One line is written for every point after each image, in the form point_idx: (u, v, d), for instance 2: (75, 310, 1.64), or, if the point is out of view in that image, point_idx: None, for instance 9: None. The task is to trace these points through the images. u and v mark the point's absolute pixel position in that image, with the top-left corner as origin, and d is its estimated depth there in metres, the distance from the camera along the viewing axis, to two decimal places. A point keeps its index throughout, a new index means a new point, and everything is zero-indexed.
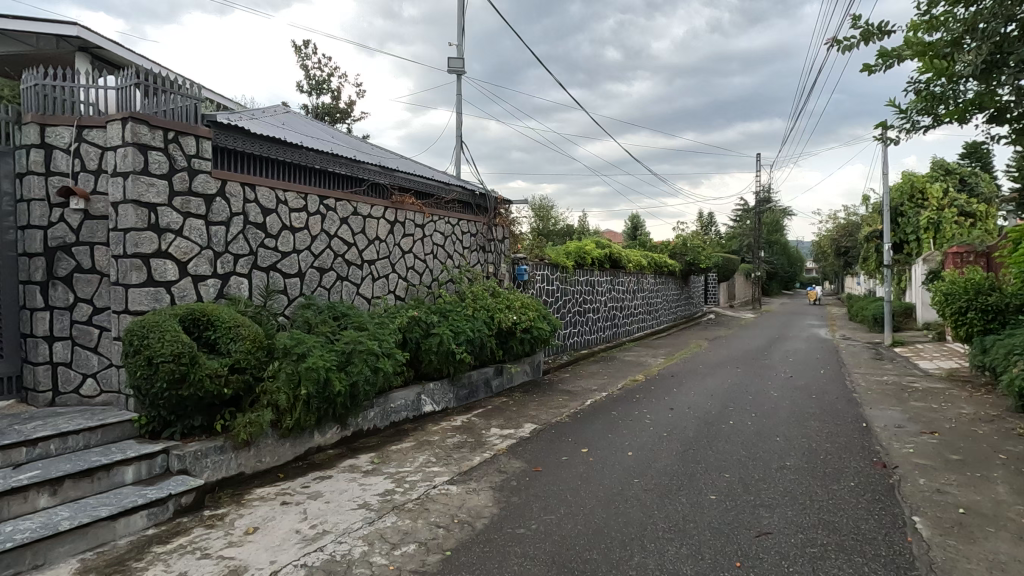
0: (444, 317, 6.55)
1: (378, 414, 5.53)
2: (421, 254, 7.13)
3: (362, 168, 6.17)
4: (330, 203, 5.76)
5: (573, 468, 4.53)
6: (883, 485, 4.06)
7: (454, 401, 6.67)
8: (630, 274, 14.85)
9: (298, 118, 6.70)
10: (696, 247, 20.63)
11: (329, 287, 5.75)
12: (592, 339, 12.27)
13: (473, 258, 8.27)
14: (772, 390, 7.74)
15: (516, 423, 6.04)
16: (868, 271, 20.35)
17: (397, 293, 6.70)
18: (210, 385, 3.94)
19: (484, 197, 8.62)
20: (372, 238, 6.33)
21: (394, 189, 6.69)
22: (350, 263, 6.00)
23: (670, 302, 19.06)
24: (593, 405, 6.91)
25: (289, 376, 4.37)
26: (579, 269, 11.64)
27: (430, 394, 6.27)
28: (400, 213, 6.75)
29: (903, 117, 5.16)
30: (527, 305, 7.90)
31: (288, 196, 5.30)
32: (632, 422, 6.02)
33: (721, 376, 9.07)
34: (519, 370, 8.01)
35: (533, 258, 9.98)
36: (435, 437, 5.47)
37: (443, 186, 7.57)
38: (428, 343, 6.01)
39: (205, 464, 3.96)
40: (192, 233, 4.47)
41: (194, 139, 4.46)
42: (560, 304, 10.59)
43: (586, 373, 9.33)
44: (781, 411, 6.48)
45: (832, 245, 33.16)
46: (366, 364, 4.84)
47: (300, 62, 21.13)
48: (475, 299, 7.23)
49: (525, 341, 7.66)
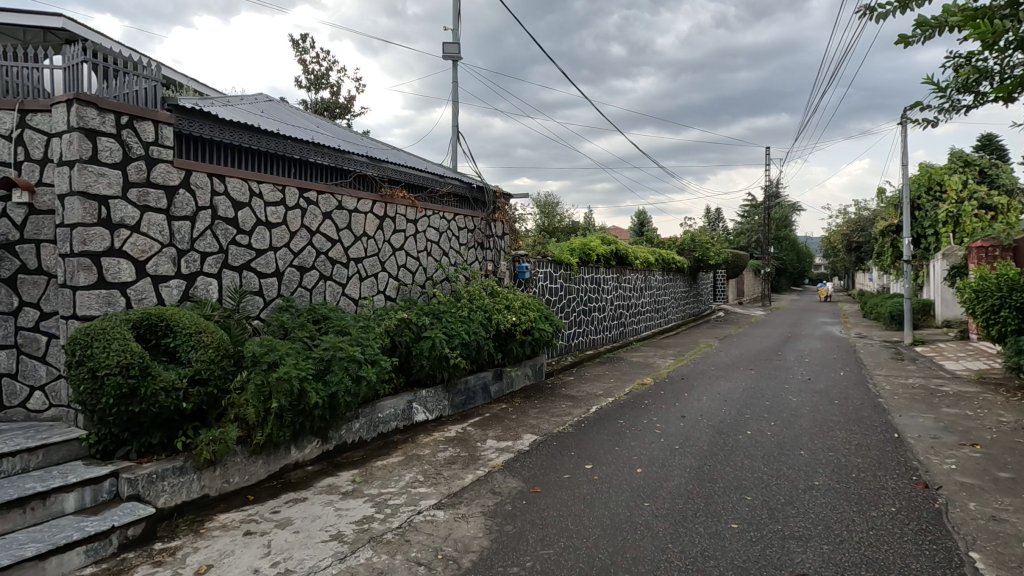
0: (438, 319, 6.10)
1: (364, 425, 5.09)
2: (414, 252, 6.68)
3: (347, 159, 5.71)
4: (311, 196, 5.31)
5: (574, 488, 4.07)
6: (929, 511, 3.56)
7: (449, 409, 6.22)
8: (637, 271, 14.36)
9: (280, 107, 6.26)
10: (705, 243, 20.06)
11: (312, 288, 5.31)
12: (598, 339, 11.79)
13: (471, 255, 7.81)
14: (790, 395, 7.23)
15: (515, 434, 5.58)
16: (883, 268, 19.71)
17: (387, 293, 6.25)
18: (166, 399, 3.51)
19: (482, 191, 8.15)
20: (359, 234, 5.87)
21: (383, 181, 6.24)
22: (335, 261, 5.55)
23: (678, 300, 18.51)
24: (599, 413, 6.43)
25: (259, 387, 3.92)
26: (584, 266, 11.17)
27: (423, 401, 5.82)
28: (390, 208, 6.29)
29: (941, 95, 4.64)
30: (528, 305, 7.43)
31: (264, 189, 4.86)
32: (641, 433, 5.54)
33: (734, 379, 8.56)
34: (520, 374, 7.55)
35: (535, 255, 9.51)
36: (426, 451, 5.01)
37: (437, 179, 7.11)
38: (420, 348, 5.56)
39: (161, 488, 3.53)
40: (151, 229, 4.03)
41: (152, 125, 4.02)
42: (564, 304, 10.12)
43: (592, 376, 8.85)
44: (803, 419, 5.97)
45: (843, 240, 32.43)
46: (348, 372, 4.39)
47: (299, 57, 20.75)
48: (472, 299, 6.77)
49: (526, 344, 7.19)
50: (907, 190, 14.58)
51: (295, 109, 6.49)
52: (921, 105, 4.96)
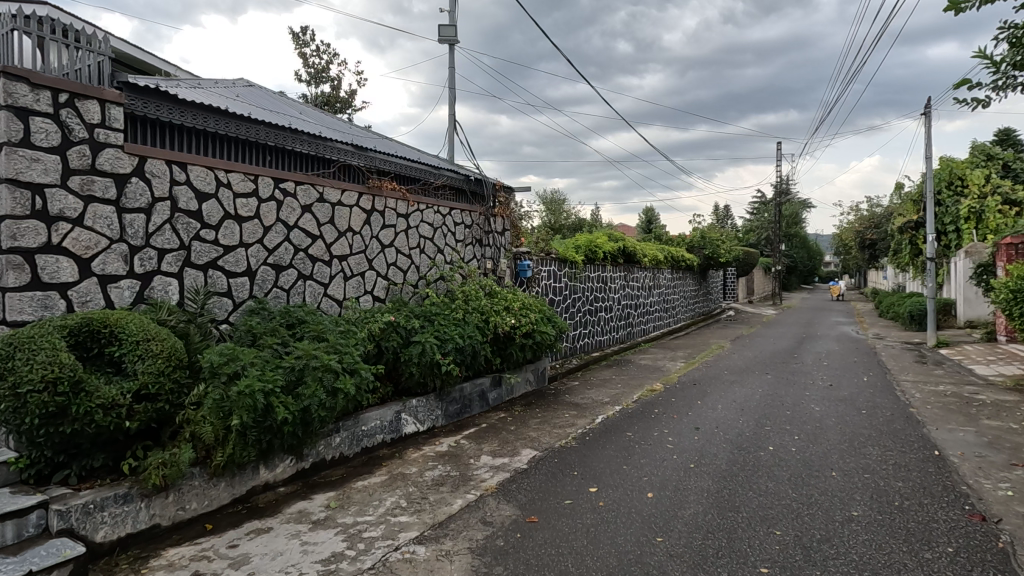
0: (429, 322, 5.61)
1: (345, 440, 4.62)
2: (405, 248, 6.19)
3: (330, 147, 5.22)
4: (288, 187, 4.83)
5: (577, 518, 3.56)
6: (993, 553, 3.03)
7: (443, 419, 5.74)
8: (645, 269, 13.82)
9: (260, 92, 5.78)
10: (716, 240, 19.43)
11: (289, 288, 4.84)
12: (604, 340, 11.28)
13: (468, 253, 7.31)
14: (813, 404, 6.68)
15: (513, 448, 5.09)
16: (899, 265, 19.02)
17: (376, 294, 5.78)
18: (104, 419, 3.05)
19: (481, 184, 7.62)
20: (343, 229, 5.39)
21: (371, 172, 5.75)
22: (315, 258, 5.08)
23: (687, 299, 17.93)
24: (605, 424, 5.92)
25: (217, 402, 3.45)
26: (590, 264, 10.65)
27: (413, 412, 5.34)
28: (378, 200, 5.80)
29: (995, 67, 4.11)
30: (529, 305, 6.93)
31: (232, 178, 4.38)
32: (651, 448, 5.03)
33: (749, 385, 8.02)
34: (520, 379, 7.07)
35: (538, 252, 9.00)
36: (413, 469, 4.53)
37: (431, 170, 6.60)
38: (408, 354, 5.07)
39: (99, 520, 3.07)
40: (98, 222, 3.57)
41: (97, 104, 3.54)
42: (568, 304, 9.62)
43: (598, 381, 8.34)
44: (829, 432, 5.43)
45: (856, 237, 31.65)
46: (322, 384, 3.92)
47: (299, 51, 20.30)
48: (468, 300, 6.28)
49: (526, 348, 6.69)
50: (929, 184, 13.89)
51: (276, 94, 6.01)
52: (969, 81, 4.34)
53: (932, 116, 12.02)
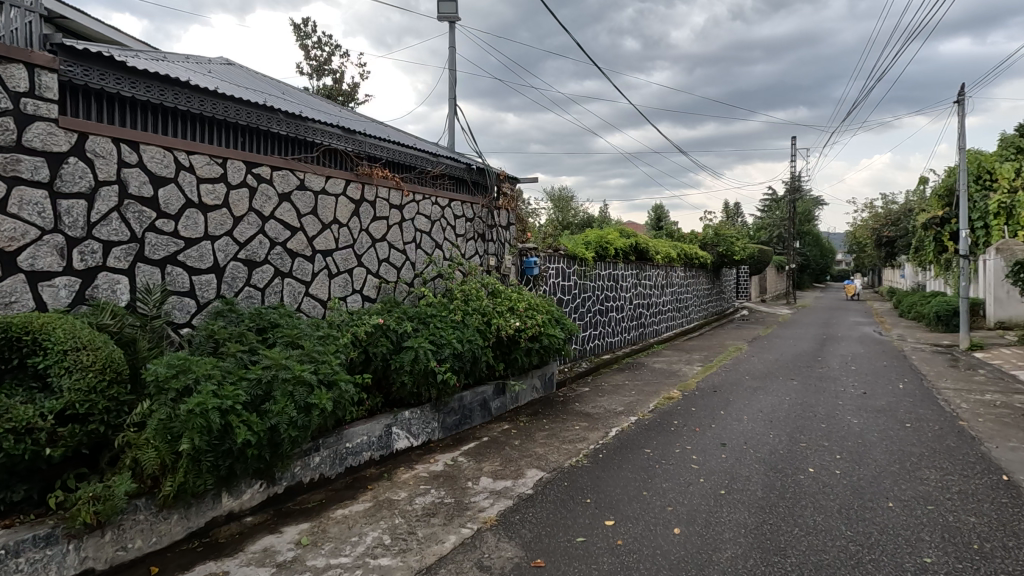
0: (424, 325, 5.04)
1: (326, 460, 4.07)
2: (399, 243, 5.63)
3: (312, 129, 4.65)
4: (262, 173, 4.27)
5: (592, 563, 2.98)
6: None
7: (439, 433, 5.18)
8: (658, 267, 13.19)
9: (237, 71, 5.23)
10: (730, 237, 18.72)
11: (264, 287, 4.29)
12: (615, 342, 10.68)
13: (469, 248, 6.73)
14: (849, 416, 6.04)
15: (517, 469, 4.50)
16: (922, 263, 18.22)
17: (365, 294, 5.22)
18: (17, 447, 2.50)
19: (483, 173, 7.04)
20: (328, 221, 4.83)
21: (360, 158, 5.18)
22: (295, 254, 4.52)
23: (700, 298, 17.26)
24: (620, 438, 5.33)
25: (162, 423, 2.91)
26: (600, 262, 10.05)
27: (405, 425, 4.78)
28: (368, 189, 5.23)
29: None
30: (534, 305, 6.36)
31: (195, 161, 3.82)
32: (674, 469, 4.43)
33: (774, 392, 7.39)
34: (526, 386, 6.49)
35: (545, 248, 8.41)
36: (402, 494, 3.97)
37: (428, 158, 6.02)
38: (399, 361, 4.50)
39: (12, 569, 2.52)
40: (26, 209, 3.02)
41: (24, 69, 2.97)
42: (577, 303, 9.03)
43: (610, 387, 7.75)
44: (875, 450, 4.80)
45: (872, 234, 30.75)
46: (293, 399, 3.36)
47: (300, 43, 19.75)
48: (467, 300, 5.70)
49: (533, 352, 6.11)
50: (960, 177, 13.10)
51: (256, 74, 5.45)
52: None
53: (966, 104, 11.28)
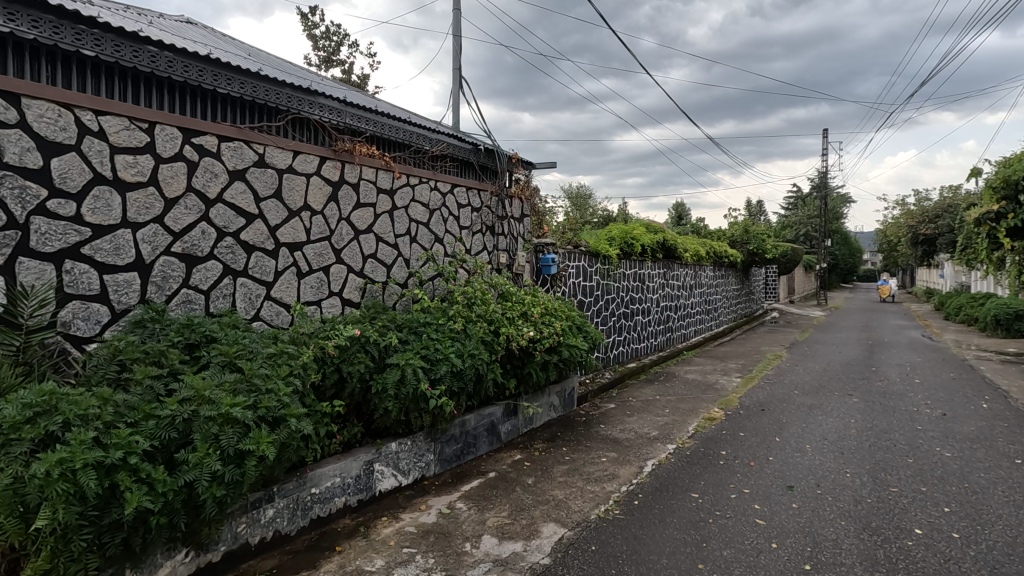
0: (415, 337, 4.09)
1: (281, 513, 3.13)
2: (389, 236, 4.68)
3: (275, 92, 3.71)
4: (206, 144, 3.36)
5: None
6: None
7: (435, 467, 4.24)
8: (686, 266, 12.11)
9: (192, 27, 4.31)
10: (762, 234, 17.57)
11: (208, 289, 3.38)
12: (641, 349, 9.65)
13: (476, 242, 5.77)
14: (938, 448, 4.92)
15: (529, 522, 3.51)
16: (972, 263, 16.73)
17: (345, 298, 4.29)
18: None
19: (492, 156, 6.06)
20: (296, 208, 3.91)
21: (337, 130, 4.23)
22: (250, 247, 3.61)
23: (730, 300, 16.11)
24: (658, 475, 4.31)
25: (10, 490, 1.99)
26: (625, 260, 9.02)
27: (391, 461, 3.85)
28: (349, 170, 4.29)
29: None
30: (550, 310, 5.38)
31: (107, 125, 2.91)
32: (736, 526, 3.40)
33: (835, 412, 6.29)
34: (541, 406, 5.50)
35: (563, 244, 7.40)
36: (379, 562, 3.01)
37: (425, 134, 5.05)
38: (381, 383, 3.57)
39: None
40: None
41: None
42: (600, 307, 8.01)
43: (639, 404, 6.72)
44: (995, 501, 3.70)
45: (908, 232, 29.03)
46: (219, 445, 2.43)
47: (308, 33, 19.00)
48: (472, 304, 4.74)
49: (550, 367, 5.12)
50: None
51: (217, 33, 4.53)
52: None
53: None
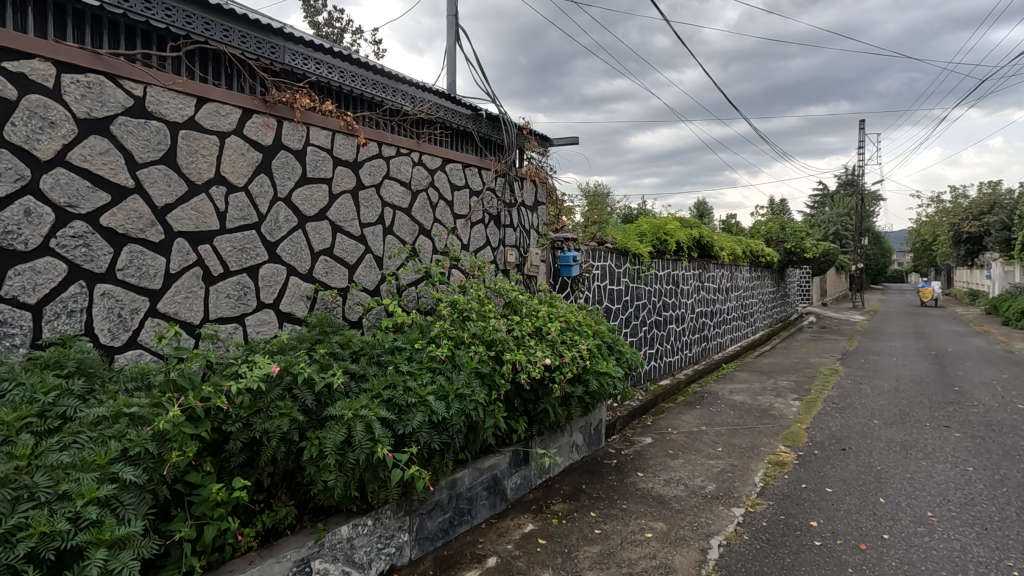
0: (378, 370, 2.82)
1: None
2: (351, 225, 3.42)
3: (161, 5, 2.45)
4: (33, 73, 2.12)
5: None
6: None
7: (410, 553, 2.95)
8: (722, 267, 10.71)
9: None
10: (800, 232, 16.03)
11: (38, 301, 2.16)
12: (675, 362, 8.28)
13: (475, 235, 4.47)
14: None
15: None
16: None
17: (283, 311, 3.04)
18: None
19: (497, 126, 4.75)
20: (202, 180, 2.67)
21: (269, 75, 2.96)
22: (119, 237, 2.38)
23: (767, 304, 14.65)
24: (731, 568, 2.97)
25: None
26: (657, 259, 7.68)
27: (339, 555, 2.56)
28: (288, 131, 3.04)
29: None
30: (571, 325, 4.09)
31: None
32: None
33: (940, 455, 4.85)
34: (561, 449, 4.19)
35: (586, 239, 6.08)
36: None
37: (404, 90, 3.76)
38: (316, 446, 2.31)
39: None
40: None
41: None
42: (629, 315, 6.66)
43: (683, 439, 5.37)
44: None
45: (952, 230, 27.00)
46: None
47: (311, 20, 17.96)
48: (465, 317, 3.46)
49: (574, 400, 3.81)
50: None
51: None
52: None
53: None
